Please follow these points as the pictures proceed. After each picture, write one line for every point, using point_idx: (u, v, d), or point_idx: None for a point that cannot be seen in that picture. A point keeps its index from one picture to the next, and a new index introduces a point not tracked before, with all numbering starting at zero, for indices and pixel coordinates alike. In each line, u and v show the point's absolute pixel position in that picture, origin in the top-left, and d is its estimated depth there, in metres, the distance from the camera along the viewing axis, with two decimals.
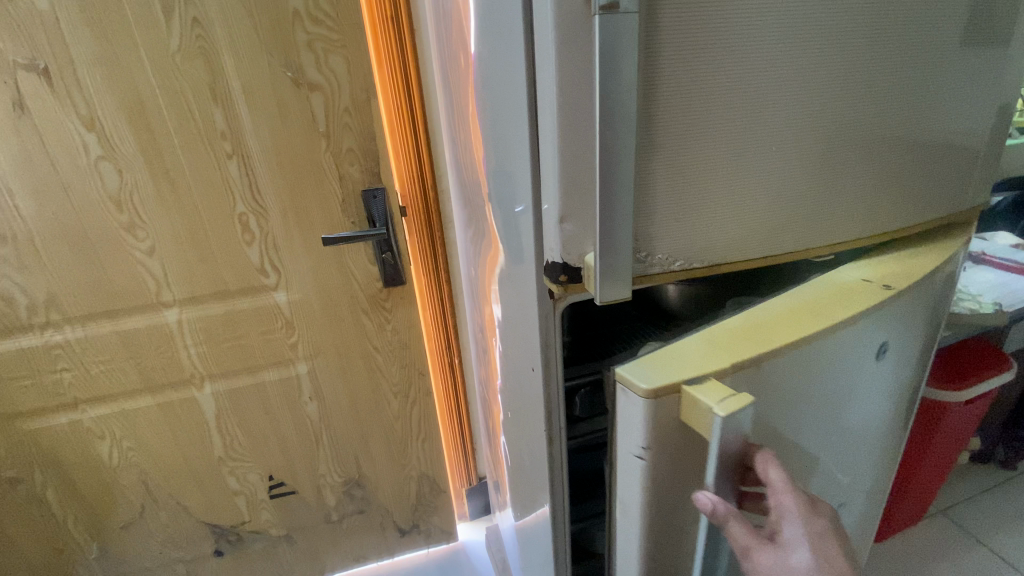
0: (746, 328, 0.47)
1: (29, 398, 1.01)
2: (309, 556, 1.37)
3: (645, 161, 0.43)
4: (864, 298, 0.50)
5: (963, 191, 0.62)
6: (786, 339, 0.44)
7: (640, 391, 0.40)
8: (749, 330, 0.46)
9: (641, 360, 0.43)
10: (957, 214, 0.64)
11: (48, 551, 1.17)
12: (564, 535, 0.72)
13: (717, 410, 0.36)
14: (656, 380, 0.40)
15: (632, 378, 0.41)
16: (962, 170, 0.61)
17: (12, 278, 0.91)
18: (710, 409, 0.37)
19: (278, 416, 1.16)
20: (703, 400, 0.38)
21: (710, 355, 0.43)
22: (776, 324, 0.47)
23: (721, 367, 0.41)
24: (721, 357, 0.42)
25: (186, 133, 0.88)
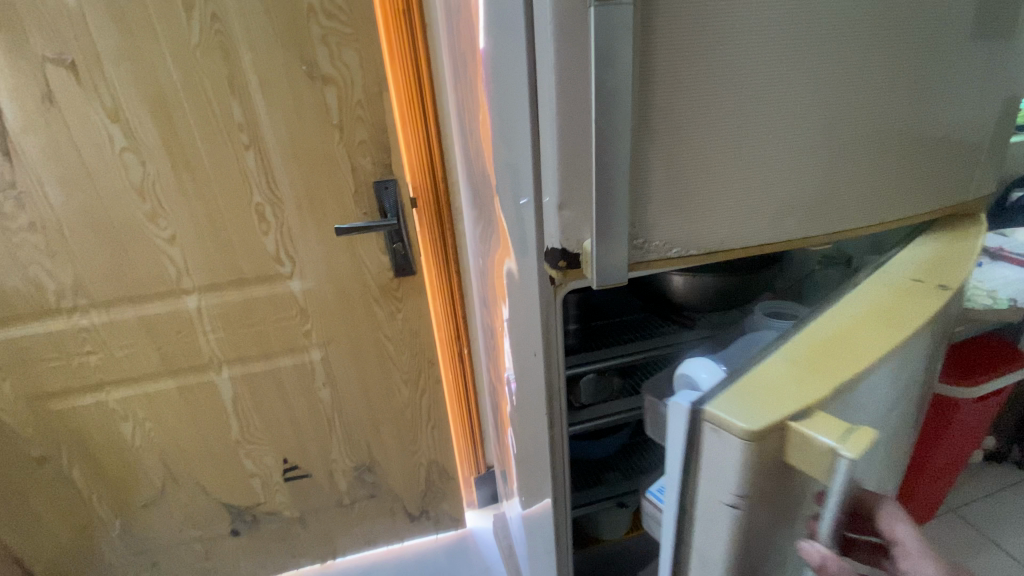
0: (822, 342, 0.39)
1: (57, 379, 1.06)
2: (322, 538, 1.41)
3: (641, 150, 0.45)
4: (934, 296, 0.45)
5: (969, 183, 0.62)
6: (873, 354, 0.37)
7: (744, 435, 0.31)
8: (827, 344, 0.39)
9: (727, 394, 0.34)
10: (961, 205, 0.64)
11: (74, 526, 1.22)
12: (566, 517, 0.75)
13: (844, 452, 0.28)
14: (762, 419, 0.31)
15: (728, 418, 0.32)
16: (967, 163, 0.61)
17: (41, 264, 0.95)
18: (832, 450, 0.29)
19: (292, 401, 1.20)
20: (823, 439, 0.29)
21: (805, 377, 0.34)
22: (853, 335, 0.39)
23: (824, 395, 0.33)
24: (817, 380, 0.34)
25: (205, 125, 0.91)
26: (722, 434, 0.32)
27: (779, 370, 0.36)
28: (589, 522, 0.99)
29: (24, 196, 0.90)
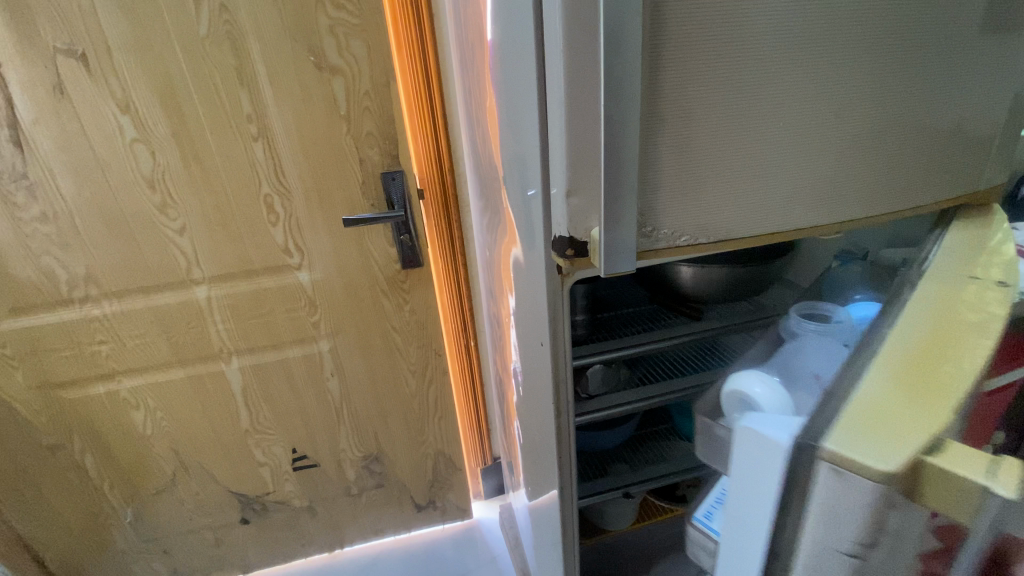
0: (911, 357, 0.35)
1: (69, 369, 1.07)
2: (330, 527, 1.43)
3: (650, 138, 0.44)
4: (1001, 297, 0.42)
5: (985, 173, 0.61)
6: (975, 368, 0.33)
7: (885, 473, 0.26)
8: (915, 358, 0.34)
9: (841, 425, 0.29)
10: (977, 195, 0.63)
11: (87, 513, 1.24)
12: (572, 506, 0.76)
13: (1000, 488, 0.25)
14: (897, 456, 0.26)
15: (860, 455, 0.27)
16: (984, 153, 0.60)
17: (53, 255, 0.97)
18: (985, 485, 0.25)
19: (301, 391, 1.21)
20: (975, 474, 0.25)
21: (916, 401, 0.30)
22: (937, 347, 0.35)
23: (949, 420, 0.29)
24: (931, 403, 0.30)
25: (214, 116, 0.92)
26: (846, 475, 0.27)
27: (877, 393, 0.31)
28: (595, 513, 0.99)
29: (36, 187, 0.91)
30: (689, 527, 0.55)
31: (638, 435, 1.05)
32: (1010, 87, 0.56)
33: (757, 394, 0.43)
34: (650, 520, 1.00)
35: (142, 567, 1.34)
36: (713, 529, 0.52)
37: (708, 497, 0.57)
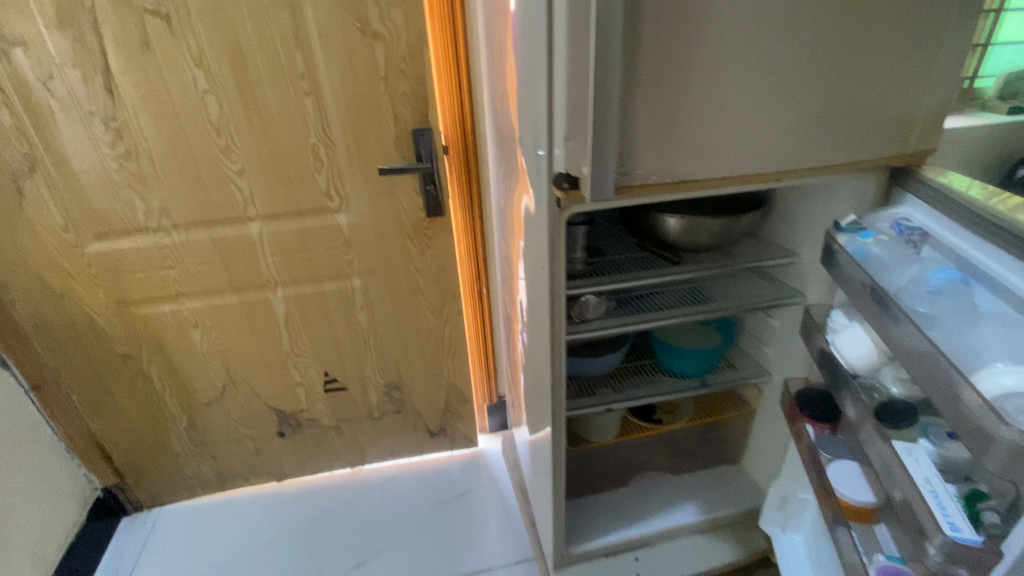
0: None
1: (142, 288, 1.25)
2: (353, 445, 1.64)
3: (629, 98, 0.59)
4: None
5: (926, 137, 0.72)
6: None
7: None
8: None
9: None
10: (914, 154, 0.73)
11: (150, 418, 1.44)
12: (561, 406, 0.92)
13: None
14: None
15: None
16: (924, 122, 0.71)
17: (134, 189, 1.14)
18: None
19: (336, 321, 1.39)
20: None
21: None
22: None
23: None
24: None
25: (273, 73, 1.07)
26: None
27: None
28: (581, 426, 1.16)
29: (123, 128, 1.08)
30: (935, 537, 0.61)
31: (625, 367, 1.21)
32: (946, 64, 0.68)
33: (1011, 383, 0.52)
34: (630, 434, 1.16)
35: (192, 469, 1.56)
36: (966, 536, 0.59)
37: (934, 507, 0.63)
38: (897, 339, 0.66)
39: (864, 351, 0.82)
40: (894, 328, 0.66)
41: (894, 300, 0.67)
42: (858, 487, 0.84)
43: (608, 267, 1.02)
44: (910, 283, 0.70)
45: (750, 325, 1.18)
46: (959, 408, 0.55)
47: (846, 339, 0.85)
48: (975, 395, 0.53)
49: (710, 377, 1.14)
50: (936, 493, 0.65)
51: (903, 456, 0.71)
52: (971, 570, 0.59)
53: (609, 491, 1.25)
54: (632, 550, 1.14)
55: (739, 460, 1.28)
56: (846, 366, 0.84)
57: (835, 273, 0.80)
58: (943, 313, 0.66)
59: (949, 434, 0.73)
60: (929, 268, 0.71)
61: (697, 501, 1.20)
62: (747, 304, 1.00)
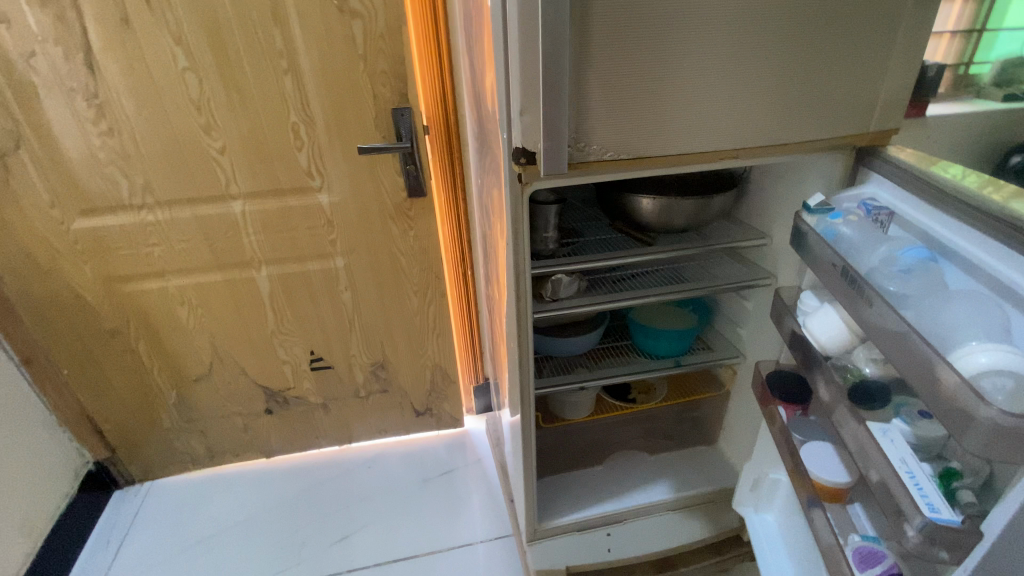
0: None
1: (128, 265, 1.28)
2: (340, 424, 1.66)
3: (581, 72, 0.60)
4: None
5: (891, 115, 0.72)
6: None
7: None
8: None
9: None
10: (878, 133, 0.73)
11: (139, 394, 1.47)
12: (530, 382, 0.94)
13: None
14: None
15: None
16: (889, 100, 0.70)
17: (117, 166, 1.15)
18: None
19: (320, 300, 1.40)
20: None
21: None
22: None
23: None
24: None
25: (252, 50, 1.07)
26: None
27: None
28: (556, 405, 1.18)
29: (105, 105, 1.09)
30: (917, 519, 0.60)
31: (603, 348, 1.23)
32: (910, 40, 0.67)
33: (985, 361, 0.51)
34: (603, 413, 1.18)
35: (182, 444, 1.59)
36: (947, 517, 0.58)
37: (913, 489, 0.62)
38: (869, 320, 0.65)
39: (834, 333, 0.79)
40: (866, 309, 0.65)
41: (867, 281, 0.66)
42: (832, 468, 0.84)
43: (581, 248, 1.03)
44: (881, 263, 0.68)
45: (725, 307, 1.19)
46: (936, 388, 0.54)
47: (818, 321, 0.82)
48: (953, 375, 0.52)
49: (683, 357, 1.15)
50: (912, 473, 0.64)
51: (879, 437, 0.70)
52: (950, 551, 0.59)
53: (585, 470, 1.27)
54: (605, 527, 1.16)
55: (715, 441, 1.30)
56: (819, 348, 0.81)
57: (807, 255, 0.80)
58: (913, 293, 0.64)
59: (922, 412, 0.71)
60: (899, 246, 0.68)
61: (671, 480, 1.22)
62: (719, 285, 1.01)
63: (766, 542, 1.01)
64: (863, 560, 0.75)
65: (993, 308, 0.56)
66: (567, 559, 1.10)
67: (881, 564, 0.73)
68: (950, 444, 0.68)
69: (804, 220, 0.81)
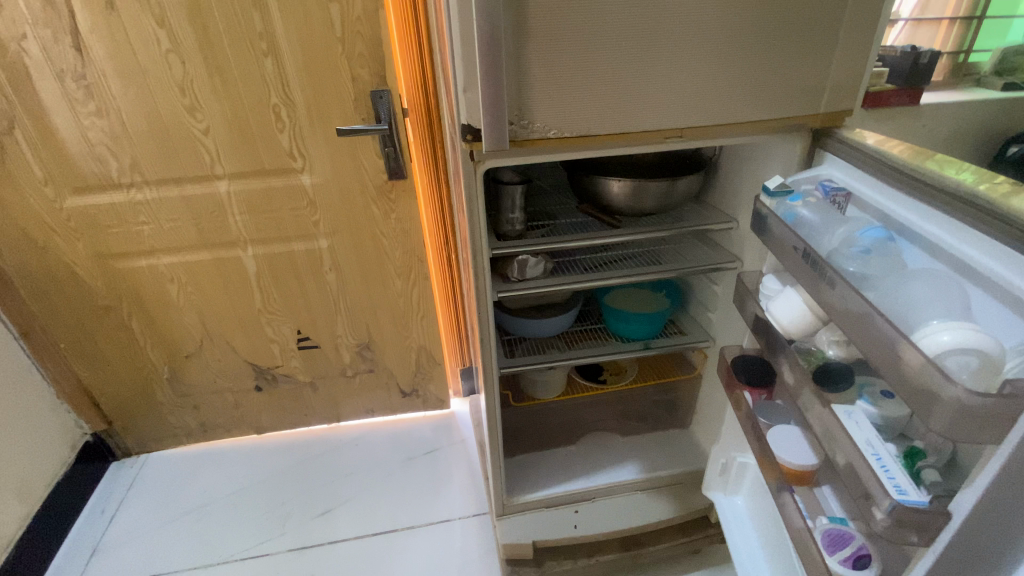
0: None
1: (118, 242, 1.32)
2: (328, 402, 1.70)
3: (520, 51, 0.62)
4: None
5: (844, 95, 0.72)
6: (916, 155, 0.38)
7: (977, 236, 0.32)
8: None
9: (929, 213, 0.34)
10: (832, 116, 0.74)
11: (134, 368, 1.53)
12: (494, 358, 0.98)
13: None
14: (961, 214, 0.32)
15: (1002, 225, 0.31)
16: (839, 80, 0.71)
17: (106, 146, 1.19)
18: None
19: (305, 279, 1.44)
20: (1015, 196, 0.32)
21: None
22: None
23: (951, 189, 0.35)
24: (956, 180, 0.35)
25: (233, 33, 1.10)
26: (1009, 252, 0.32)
27: None
28: (527, 384, 1.22)
29: (93, 86, 1.13)
30: (883, 502, 0.54)
31: (578, 330, 1.25)
32: (857, 20, 0.67)
33: (948, 340, 0.48)
34: (574, 393, 1.21)
35: (176, 418, 1.64)
36: (913, 498, 0.53)
37: (878, 470, 0.56)
38: (827, 300, 0.62)
39: (798, 317, 0.74)
40: (827, 292, 0.61)
41: (827, 262, 0.62)
42: (799, 449, 0.77)
43: (549, 230, 1.05)
44: (840, 245, 0.64)
45: (698, 292, 1.20)
46: (899, 369, 0.51)
47: (780, 301, 0.76)
48: (916, 354, 0.48)
49: (653, 341, 1.16)
50: (878, 455, 0.58)
51: (842, 418, 0.64)
52: (918, 535, 0.53)
53: (556, 449, 1.30)
54: (572, 504, 1.19)
55: (688, 425, 1.31)
56: (782, 331, 0.76)
57: (766, 240, 0.76)
58: (874, 275, 0.61)
59: (885, 392, 0.67)
60: (858, 227, 0.65)
61: (641, 461, 1.24)
62: (686, 268, 1.02)
63: (734, 523, 1.00)
64: (832, 543, 0.68)
65: (953, 290, 0.55)
66: (534, 533, 1.13)
67: (849, 546, 0.67)
68: (912, 422, 0.65)
69: (764, 204, 0.77)
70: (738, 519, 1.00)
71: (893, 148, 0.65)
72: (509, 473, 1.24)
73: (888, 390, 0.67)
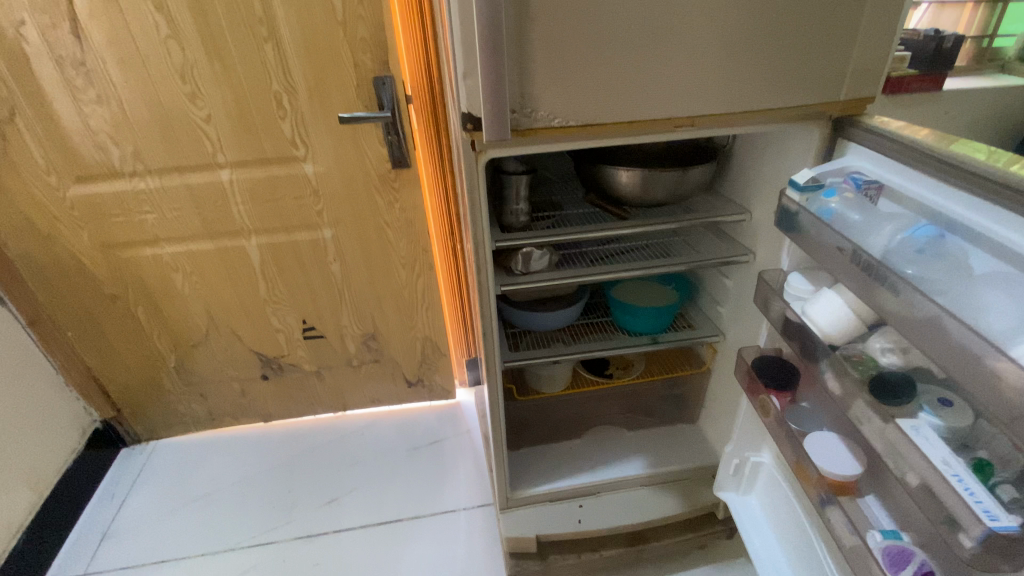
0: None
1: (123, 232, 1.31)
2: (334, 391, 1.70)
3: (522, 35, 0.59)
4: None
5: (865, 84, 0.68)
6: None
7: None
8: None
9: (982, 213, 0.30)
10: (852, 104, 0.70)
11: (141, 356, 1.54)
12: (495, 353, 0.97)
13: None
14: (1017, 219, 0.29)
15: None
16: (860, 66, 0.67)
17: (108, 134, 1.18)
18: None
19: (309, 269, 1.43)
20: None
21: None
22: None
23: None
24: None
25: (233, 18, 1.08)
26: None
27: None
28: (532, 378, 1.20)
29: (92, 73, 1.11)
30: (974, 528, 0.48)
31: (585, 324, 1.22)
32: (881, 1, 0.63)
33: None
34: (579, 387, 1.19)
35: (184, 406, 1.66)
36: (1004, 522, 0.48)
37: (962, 492, 0.50)
38: (883, 305, 0.56)
39: (840, 319, 0.67)
40: (887, 297, 0.56)
41: (885, 265, 0.57)
42: (840, 458, 0.71)
43: (556, 221, 1.02)
44: (892, 246, 0.60)
45: (708, 285, 1.17)
46: (990, 385, 0.45)
47: (820, 302, 0.69)
48: (1016, 368, 0.43)
49: (661, 335, 1.14)
50: (959, 475, 0.52)
51: (909, 433, 0.57)
52: (1009, 563, 0.48)
53: (561, 442, 1.29)
54: (577, 498, 1.17)
55: (696, 419, 1.29)
56: (822, 337, 0.68)
57: (800, 239, 0.70)
58: (936, 277, 0.55)
59: (943, 400, 0.61)
60: (906, 227, 0.60)
61: (647, 456, 1.23)
62: (695, 262, 0.98)
63: (748, 522, 0.97)
64: (893, 563, 0.62)
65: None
66: (538, 527, 1.11)
67: (912, 563, 0.60)
68: (979, 428, 0.58)
69: (792, 199, 0.70)
70: (752, 520, 0.97)
71: (918, 132, 0.61)
72: (513, 466, 1.23)
73: (947, 396, 0.61)
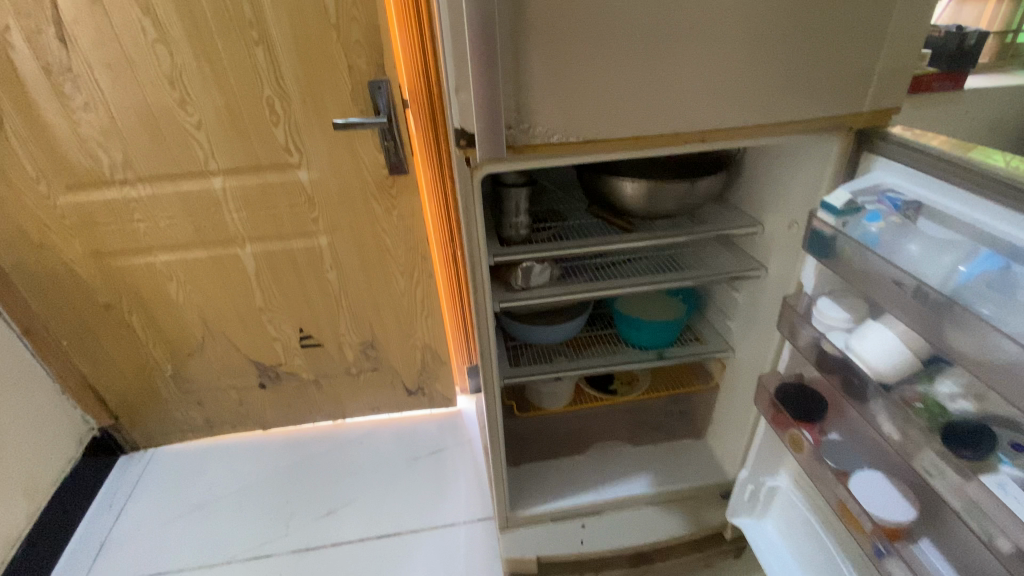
0: None
1: (115, 240, 1.28)
2: (333, 399, 1.67)
3: (518, 45, 0.55)
4: None
5: (885, 95, 0.63)
6: None
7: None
8: None
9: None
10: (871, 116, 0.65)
11: (137, 365, 1.51)
12: (492, 371, 0.93)
13: None
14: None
15: None
16: (881, 77, 0.62)
17: (97, 141, 1.15)
18: None
19: (305, 278, 1.39)
20: None
21: None
22: None
23: None
24: None
25: (222, 21, 1.04)
26: None
27: None
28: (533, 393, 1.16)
29: (79, 79, 1.07)
30: None
31: (589, 337, 1.18)
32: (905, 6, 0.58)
33: None
34: (581, 404, 1.15)
35: (181, 414, 1.63)
36: None
37: None
38: (956, 349, 0.51)
39: (893, 355, 0.62)
40: (962, 340, 0.50)
41: (958, 303, 0.51)
42: (888, 502, 0.67)
43: (560, 234, 0.97)
44: (957, 282, 0.53)
45: (717, 299, 1.12)
46: None
47: (868, 337, 0.64)
48: None
49: (667, 350, 1.09)
50: None
51: (999, 495, 0.51)
52: None
53: (563, 457, 1.26)
54: (579, 518, 1.14)
55: (703, 434, 1.25)
56: (869, 373, 0.64)
57: (838, 267, 0.64)
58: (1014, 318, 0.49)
59: (1016, 445, 0.55)
60: (969, 257, 0.53)
61: (652, 474, 1.19)
62: (702, 277, 0.94)
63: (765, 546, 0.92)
64: None
65: None
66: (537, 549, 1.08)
67: None
68: None
69: (825, 222, 0.64)
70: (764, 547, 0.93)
71: (931, 139, 0.60)
72: (514, 484, 1.19)
73: (1021, 441, 0.55)
